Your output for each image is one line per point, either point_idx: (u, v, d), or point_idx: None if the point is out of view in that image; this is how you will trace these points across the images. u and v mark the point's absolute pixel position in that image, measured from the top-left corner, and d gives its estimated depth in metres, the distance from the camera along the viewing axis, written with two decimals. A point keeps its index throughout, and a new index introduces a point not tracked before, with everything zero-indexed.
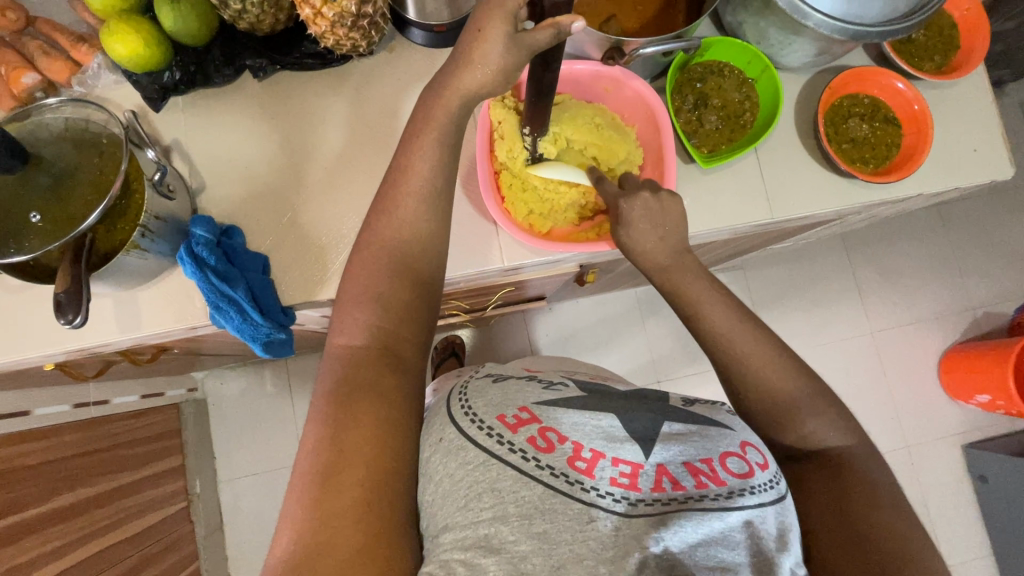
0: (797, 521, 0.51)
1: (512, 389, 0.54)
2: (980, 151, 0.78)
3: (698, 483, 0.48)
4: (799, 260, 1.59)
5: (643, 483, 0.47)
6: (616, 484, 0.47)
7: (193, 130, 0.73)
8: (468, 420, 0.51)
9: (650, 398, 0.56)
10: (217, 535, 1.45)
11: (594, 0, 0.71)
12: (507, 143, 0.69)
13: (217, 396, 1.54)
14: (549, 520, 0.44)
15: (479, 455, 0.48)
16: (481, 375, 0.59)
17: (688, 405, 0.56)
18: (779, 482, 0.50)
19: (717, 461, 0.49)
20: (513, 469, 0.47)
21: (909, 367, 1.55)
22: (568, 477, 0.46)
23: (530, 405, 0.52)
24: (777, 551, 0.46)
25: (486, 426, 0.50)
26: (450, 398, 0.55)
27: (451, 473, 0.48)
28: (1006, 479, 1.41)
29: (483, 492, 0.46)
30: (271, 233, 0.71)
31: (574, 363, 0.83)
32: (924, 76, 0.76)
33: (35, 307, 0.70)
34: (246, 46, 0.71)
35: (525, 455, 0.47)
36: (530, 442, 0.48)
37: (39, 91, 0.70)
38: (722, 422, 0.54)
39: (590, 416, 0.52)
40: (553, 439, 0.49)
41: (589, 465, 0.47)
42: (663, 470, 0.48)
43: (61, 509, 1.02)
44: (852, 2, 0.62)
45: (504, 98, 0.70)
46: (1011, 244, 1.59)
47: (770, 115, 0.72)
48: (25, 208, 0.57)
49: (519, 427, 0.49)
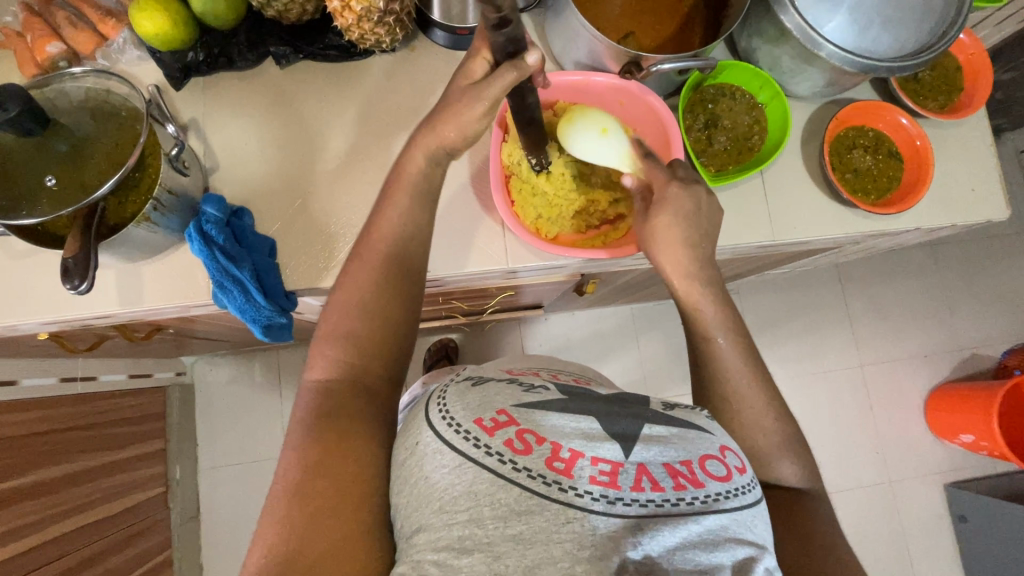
0: (768, 528, 0.48)
1: (491, 391, 0.50)
2: (978, 191, 0.80)
3: (676, 485, 0.45)
4: (795, 288, 1.61)
5: (623, 482, 0.44)
6: (595, 483, 0.43)
7: (212, 110, 0.74)
8: (445, 424, 0.46)
9: (629, 403, 0.53)
10: (193, 524, 1.43)
11: (614, 16, 0.73)
12: (513, 147, 0.70)
13: (205, 383, 1.52)
14: (525, 523, 0.41)
15: (455, 458, 0.44)
16: (458, 378, 0.54)
17: (668, 409, 0.53)
18: (755, 487, 0.49)
19: (696, 463, 0.47)
20: (489, 471, 0.43)
21: (896, 402, 1.57)
22: (546, 479, 0.43)
23: (509, 406, 0.48)
24: (753, 552, 0.44)
25: (462, 430, 0.45)
26: (428, 402, 0.51)
27: (426, 476, 0.45)
28: (986, 520, 1.41)
29: (458, 494, 0.43)
30: (280, 216, 0.72)
31: (566, 365, 0.84)
32: (929, 114, 0.78)
33: (34, 273, 0.70)
34: (271, 33, 0.72)
35: (501, 458, 0.44)
36: (507, 445, 0.44)
37: (62, 60, 0.71)
38: (702, 426, 0.52)
39: (570, 418, 0.48)
40: (530, 441, 0.45)
41: (568, 466, 0.44)
42: (643, 469, 0.45)
43: (36, 484, 1.00)
44: (864, 36, 0.64)
45: None
46: (1002, 287, 1.62)
47: (778, 140, 0.74)
48: (40, 172, 0.58)
49: (496, 430, 0.45)
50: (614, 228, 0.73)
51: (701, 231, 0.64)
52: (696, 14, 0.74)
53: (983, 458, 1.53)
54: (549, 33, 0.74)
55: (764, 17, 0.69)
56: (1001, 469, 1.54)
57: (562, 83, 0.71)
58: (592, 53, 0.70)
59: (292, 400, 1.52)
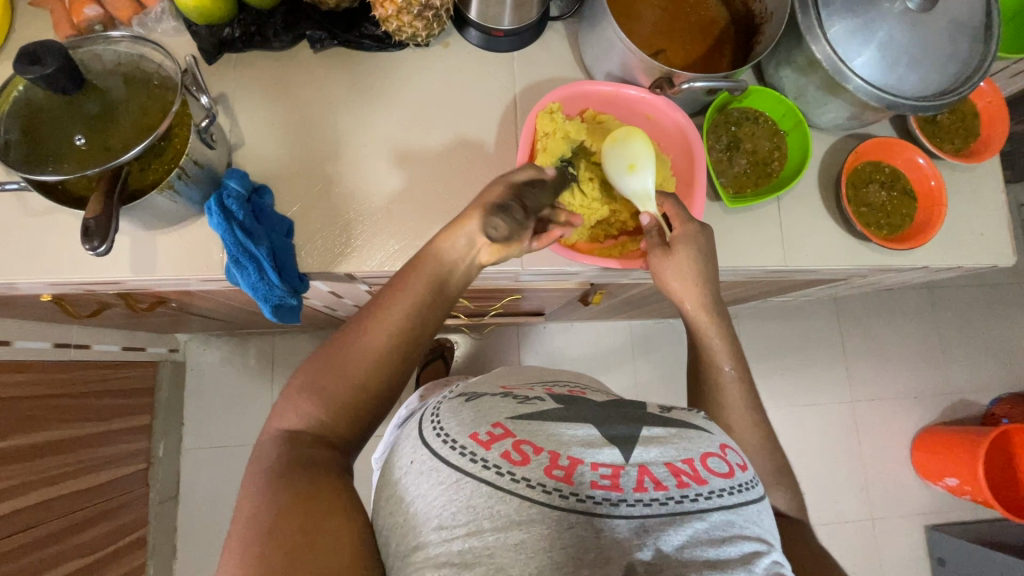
0: (774, 527, 0.47)
1: (485, 406, 0.49)
2: (986, 235, 0.82)
3: (679, 483, 0.44)
4: (794, 319, 1.62)
5: (625, 485, 0.43)
6: (596, 488, 0.42)
7: (243, 87, 0.74)
8: (440, 441, 0.46)
9: (624, 406, 0.52)
10: (170, 504, 1.40)
11: (647, 32, 0.74)
12: (548, 157, 0.68)
13: (197, 361, 1.50)
14: (526, 530, 0.40)
15: (451, 475, 0.43)
16: (451, 395, 0.53)
17: (666, 412, 0.52)
18: (757, 483, 0.48)
19: (698, 461, 0.46)
20: (487, 485, 0.42)
21: (884, 441, 1.58)
22: (547, 487, 0.42)
23: (505, 420, 0.47)
24: (760, 549, 0.43)
25: (458, 445, 0.44)
26: (422, 421, 0.50)
27: (424, 494, 0.44)
28: (963, 566, 1.42)
29: (456, 510, 0.41)
30: (301, 198, 0.72)
31: (561, 373, 0.82)
32: (945, 156, 0.79)
33: (48, 231, 0.69)
34: (308, 17, 0.73)
35: (499, 471, 0.42)
36: (504, 457, 0.43)
37: (98, 24, 0.71)
38: (699, 424, 0.50)
39: (566, 426, 0.47)
40: (527, 452, 0.44)
41: (567, 473, 0.43)
42: (645, 470, 0.44)
43: (18, 449, 0.99)
44: (892, 73, 0.66)
45: (554, 110, 0.68)
46: (997, 336, 1.64)
47: (798, 167, 0.75)
48: (69, 130, 0.58)
49: (493, 443, 0.44)
50: (632, 239, 0.74)
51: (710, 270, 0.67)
52: (726, 37, 0.76)
53: (965, 503, 1.54)
54: (583, 43, 0.75)
55: (795, 47, 0.71)
56: (981, 516, 1.55)
57: (590, 93, 0.72)
58: (625, 66, 0.71)
59: (284, 387, 1.50)
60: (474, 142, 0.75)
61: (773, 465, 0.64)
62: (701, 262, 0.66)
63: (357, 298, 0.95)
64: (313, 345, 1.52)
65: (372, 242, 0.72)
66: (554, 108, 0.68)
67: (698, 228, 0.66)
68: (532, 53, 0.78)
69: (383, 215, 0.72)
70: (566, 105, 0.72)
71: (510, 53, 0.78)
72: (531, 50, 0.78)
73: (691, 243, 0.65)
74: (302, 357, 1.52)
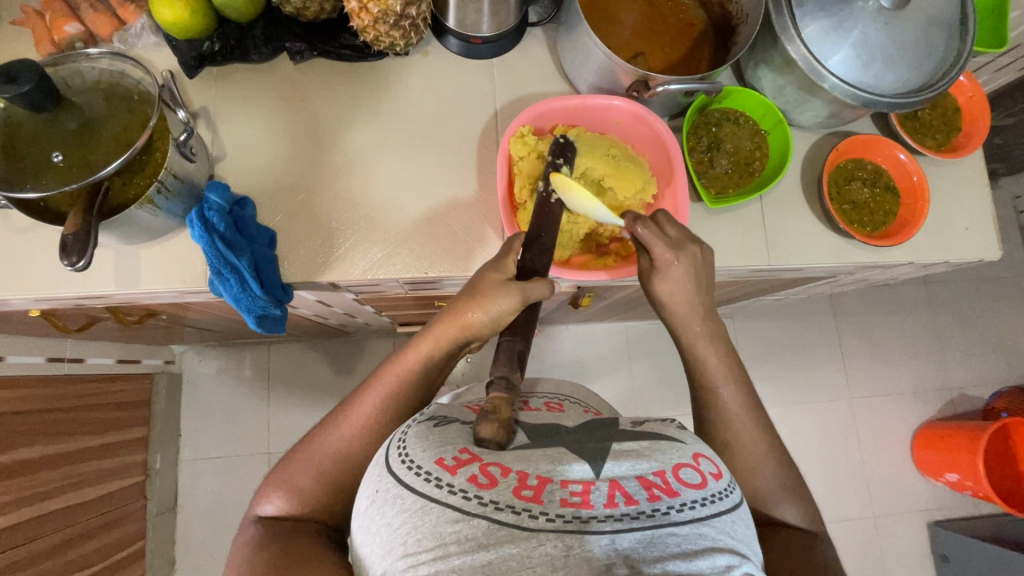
0: (751, 535, 0.45)
1: (452, 432, 0.48)
2: (971, 230, 0.82)
3: (651, 496, 0.42)
4: (789, 317, 1.62)
5: (595, 500, 0.42)
6: (566, 506, 0.41)
7: (223, 100, 0.75)
8: (406, 468, 0.44)
9: (598, 428, 0.51)
10: (168, 516, 1.40)
11: (624, 35, 0.74)
12: (522, 180, 0.69)
13: (193, 372, 1.51)
14: (495, 552, 0.39)
15: (417, 501, 0.42)
16: (420, 417, 0.52)
17: (637, 425, 0.51)
18: (733, 492, 0.46)
19: (670, 473, 0.44)
20: (454, 510, 0.41)
21: (884, 438, 1.57)
22: (515, 508, 0.41)
23: (471, 446, 0.46)
24: (734, 561, 0.41)
25: (423, 471, 0.43)
26: (389, 447, 0.48)
27: (389, 523, 0.43)
28: (966, 562, 1.40)
29: (422, 535, 0.41)
30: (282, 209, 0.72)
31: (549, 383, 0.82)
32: (927, 152, 0.79)
33: (33, 248, 0.70)
34: (288, 29, 0.74)
35: (466, 495, 0.41)
36: (471, 481, 0.42)
37: (79, 41, 0.72)
38: (672, 436, 0.49)
39: (534, 449, 0.47)
40: (495, 474, 0.43)
41: (536, 492, 0.42)
42: (616, 485, 0.43)
43: (15, 463, 0.99)
44: (868, 70, 0.66)
45: (524, 133, 0.69)
46: (995, 329, 1.64)
47: (779, 166, 0.75)
48: (49, 147, 0.58)
49: (459, 468, 0.43)
50: (622, 245, 0.74)
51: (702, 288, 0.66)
52: (704, 39, 0.76)
53: (967, 498, 1.53)
54: (561, 48, 0.75)
55: (772, 46, 0.71)
56: (984, 511, 1.53)
57: (557, 108, 0.71)
58: (602, 71, 0.71)
59: (280, 397, 1.51)
60: (455, 149, 0.76)
61: None
62: (696, 281, 0.66)
63: (345, 306, 0.95)
64: (308, 354, 1.53)
65: (355, 251, 0.72)
66: (524, 131, 0.69)
67: (693, 246, 0.65)
68: (511, 60, 0.79)
69: (364, 225, 0.73)
70: (535, 124, 0.71)
71: (489, 60, 0.78)
72: (510, 56, 0.79)
73: (686, 262, 0.64)
74: (297, 366, 1.52)
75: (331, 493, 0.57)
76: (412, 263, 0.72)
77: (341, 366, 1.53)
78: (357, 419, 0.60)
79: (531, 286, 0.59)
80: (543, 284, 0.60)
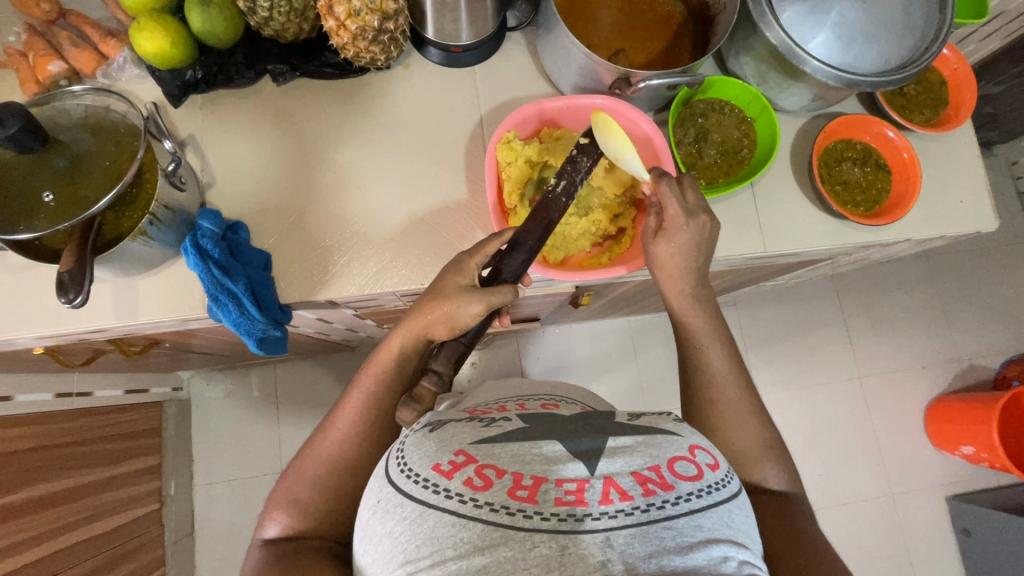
0: (751, 525, 0.45)
1: (449, 432, 0.48)
2: (966, 203, 0.81)
3: (645, 491, 0.42)
4: (792, 300, 1.61)
5: (590, 498, 0.42)
6: (560, 505, 0.41)
7: (210, 127, 0.75)
8: (404, 475, 0.45)
9: (596, 420, 0.51)
10: (187, 541, 1.41)
11: (604, 34, 0.75)
12: (513, 186, 0.69)
13: (202, 398, 1.51)
14: (489, 554, 0.39)
15: (415, 508, 0.42)
16: (418, 425, 0.52)
17: (633, 418, 0.51)
18: (731, 481, 0.46)
19: (664, 466, 0.44)
20: (450, 514, 0.41)
21: (896, 414, 1.56)
22: (510, 509, 0.41)
23: (467, 445, 0.46)
24: (729, 553, 0.41)
25: (421, 478, 0.43)
26: (388, 457, 0.48)
27: (389, 533, 0.43)
28: (990, 534, 1.39)
29: (421, 542, 0.41)
30: (275, 231, 0.73)
31: (550, 386, 0.82)
32: (915, 127, 0.79)
33: (31, 287, 0.70)
34: (269, 52, 0.74)
35: (463, 498, 0.41)
36: (466, 484, 0.42)
37: (63, 79, 0.74)
38: (667, 429, 0.49)
39: (529, 445, 0.46)
40: (490, 476, 0.43)
41: (531, 492, 0.42)
42: (610, 482, 0.43)
43: (34, 500, 1.00)
44: (849, 51, 0.66)
45: (510, 139, 0.69)
46: (1000, 296, 1.63)
47: (768, 152, 0.75)
48: (39, 188, 0.59)
49: (455, 471, 0.43)
50: (616, 243, 0.74)
51: (700, 257, 0.65)
52: (685, 31, 0.76)
53: (986, 470, 1.51)
54: (541, 50, 0.75)
55: (752, 34, 0.71)
56: (1003, 481, 1.52)
57: (540, 112, 0.71)
58: (583, 71, 0.71)
59: (290, 416, 1.51)
60: (443, 158, 0.76)
61: (770, 451, 0.63)
62: (698, 253, 0.64)
63: (346, 322, 0.95)
64: (315, 370, 1.53)
65: (350, 267, 0.72)
66: (510, 137, 0.69)
67: (706, 217, 0.63)
68: (492, 65, 0.79)
69: (355, 242, 0.73)
70: (520, 129, 0.71)
71: (471, 67, 0.78)
72: (491, 62, 0.79)
73: (693, 232, 0.63)
74: (304, 384, 1.53)
75: (341, 513, 0.58)
76: (409, 274, 0.72)
77: (349, 380, 1.53)
78: (351, 420, 0.60)
79: (493, 295, 0.57)
80: (504, 293, 0.58)
